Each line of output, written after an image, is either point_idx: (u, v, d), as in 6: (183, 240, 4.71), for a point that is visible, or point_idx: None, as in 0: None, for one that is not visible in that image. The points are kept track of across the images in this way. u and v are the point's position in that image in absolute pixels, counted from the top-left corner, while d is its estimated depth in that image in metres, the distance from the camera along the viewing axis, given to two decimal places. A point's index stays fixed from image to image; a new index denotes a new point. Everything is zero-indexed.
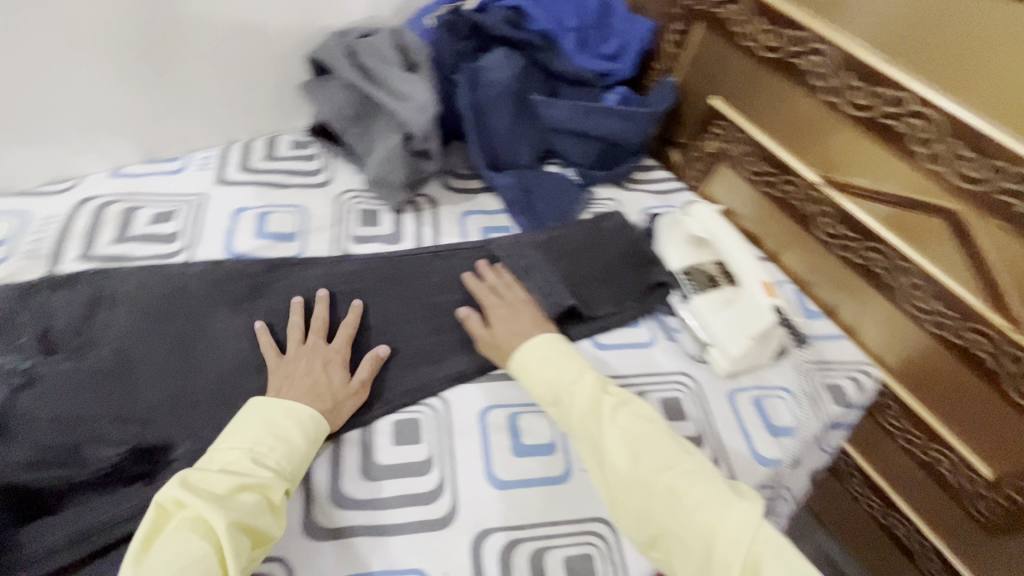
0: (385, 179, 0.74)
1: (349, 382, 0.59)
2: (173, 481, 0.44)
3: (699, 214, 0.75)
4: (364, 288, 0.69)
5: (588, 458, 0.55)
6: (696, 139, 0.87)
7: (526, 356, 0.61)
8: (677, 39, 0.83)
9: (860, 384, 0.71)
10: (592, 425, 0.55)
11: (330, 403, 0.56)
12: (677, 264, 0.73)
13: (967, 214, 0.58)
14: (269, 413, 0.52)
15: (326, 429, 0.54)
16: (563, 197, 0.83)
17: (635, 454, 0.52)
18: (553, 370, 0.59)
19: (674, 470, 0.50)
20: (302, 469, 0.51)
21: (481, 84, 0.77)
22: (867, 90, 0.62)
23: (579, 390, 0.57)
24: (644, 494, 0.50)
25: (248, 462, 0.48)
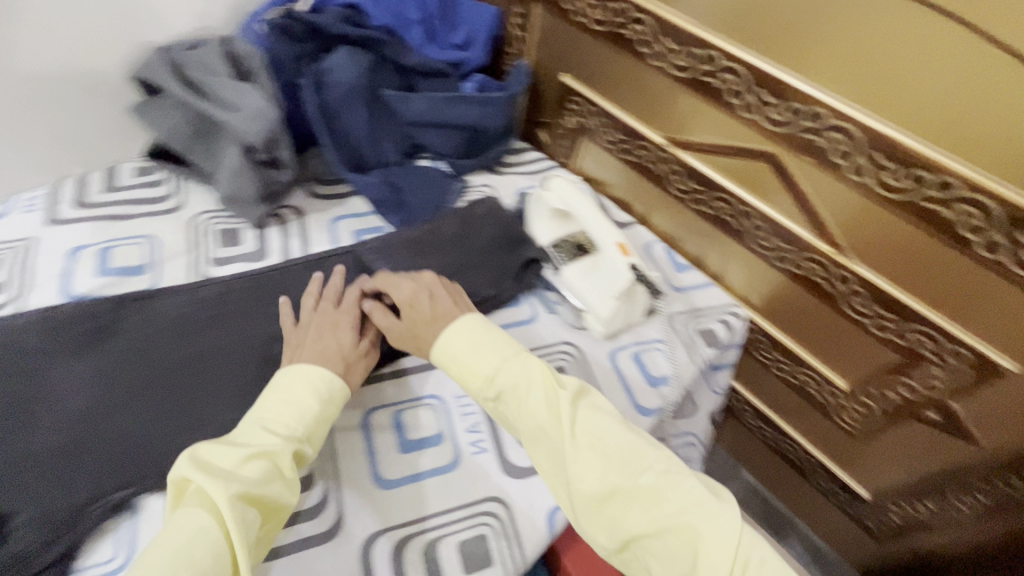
0: (237, 196, 0.71)
1: (360, 342, 0.59)
2: (181, 459, 0.45)
3: (557, 188, 0.79)
4: (228, 311, 0.66)
5: (548, 464, 0.50)
6: (558, 117, 0.90)
7: (461, 352, 0.54)
8: (521, 22, 0.85)
9: (729, 325, 0.77)
10: (553, 430, 0.49)
11: (342, 364, 0.56)
12: (546, 239, 0.75)
13: (783, 154, 0.63)
14: (288, 383, 0.52)
15: (342, 389, 0.54)
16: (433, 189, 0.82)
17: (603, 457, 0.47)
18: (495, 366, 0.53)
19: (646, 470, 0.46)
20: (317, 431, 0.51)
21: (327, 85, 0.75)
22: (683, 52, 0.66)
23: (535, 391, 0.51)
24: (618, 501, 0.46)
25: (260, 432, 0.49)
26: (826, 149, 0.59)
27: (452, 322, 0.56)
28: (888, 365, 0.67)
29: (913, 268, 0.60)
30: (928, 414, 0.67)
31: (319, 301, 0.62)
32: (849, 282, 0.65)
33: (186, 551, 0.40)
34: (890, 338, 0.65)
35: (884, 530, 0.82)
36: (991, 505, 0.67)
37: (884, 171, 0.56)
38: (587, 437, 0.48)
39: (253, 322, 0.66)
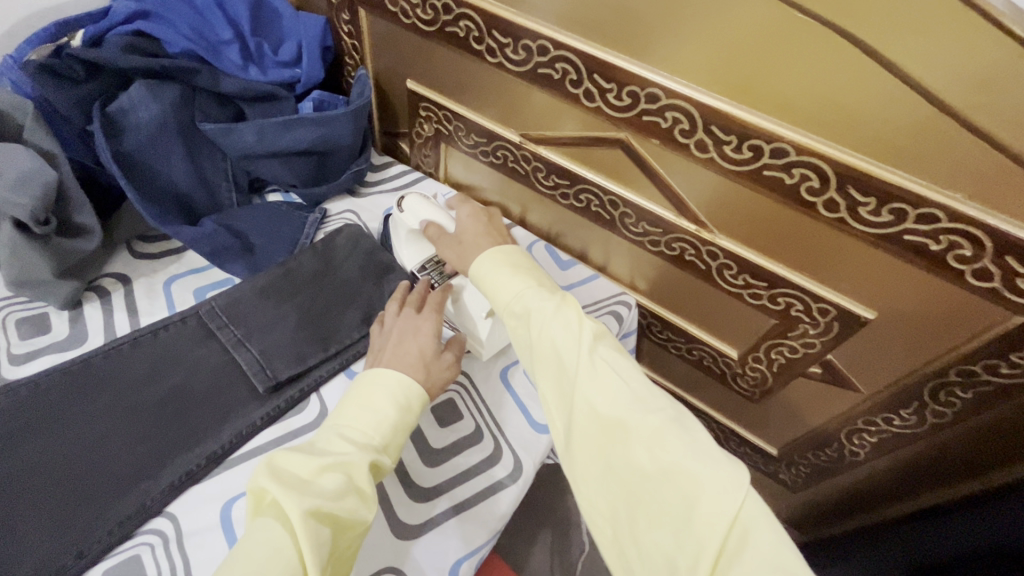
0: (28, 279, 0.59)
1: (443, 355, 0.57)
2: (260, 469, 0.45)
3: (411, 206, 0.69)
4: (36, 420, 0.54)
5: (552, 384, 0.50)
6: (414, 125, 0.84)
7: (496, 275, 0.56)
8: (349, 30, 0.78)
9: (620, 316, 0.75)
10: (567, 347, 0.48)
11: (423, 371, 0.54)
12: (411, 265, 0.69)
13: (633, 139, 0.62)
14: (366, 391, 0.52)
15: (420, 397, 0.53)
16: (284, 226, 0.74)
17: (613, 389, 0.46)
18: (523, 289, 0.54)
19: (654, 414, 0.44)
20: (392, 441, 0.50)
21: (127, 129, 0.65)
22: (515, 46, 0.62)
23: (560, 315, 0.50)
24: (618, 433, 0.44)
25: (334, 440, 0.48)
26: (670, 129, 0.58)
27: (487, 252, 0.59)
28: (766, 330, 0.69)
29: (777, 236, 0.60)
30: (812, 368, 0.69)
31: (402, 306, 0.61)
32: (718, 257, 0.66)
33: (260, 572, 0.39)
34: (764, 305, 0.66)
35: (796, 479, 0.86)
36: (878, 443, 0.70)
37: (724, 145, 0.55)
38: (601, 366, 0.47)
39: (71, 426, 0.55)
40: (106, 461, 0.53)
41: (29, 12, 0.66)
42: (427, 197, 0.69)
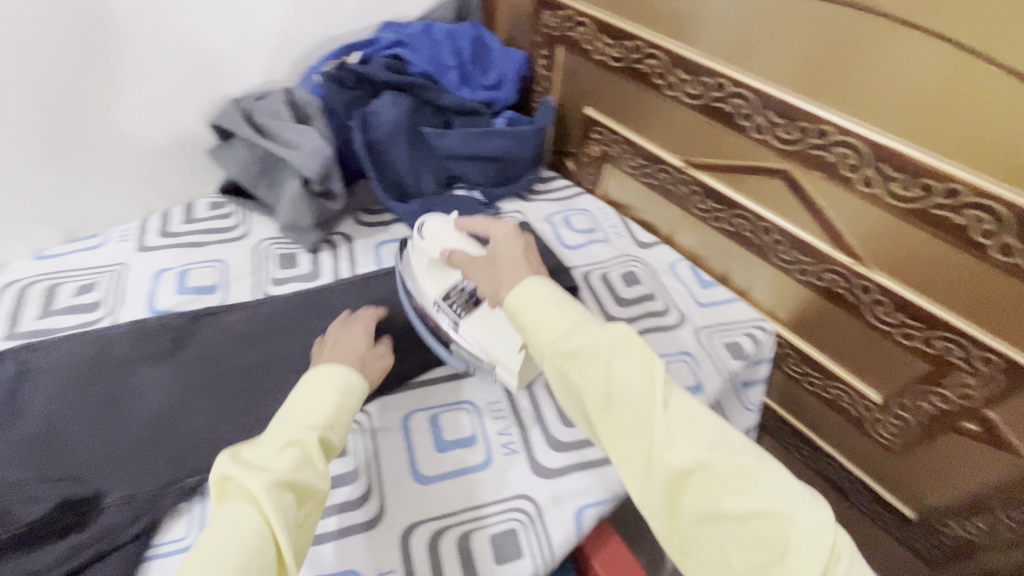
0: (295, 224, 0.81)
1: (376, 349, 0.63)
2: (220, 460, 0.46)
3: (433, 232, 0.70)
4: (287, 324, 0.74)
5: (623, 431, 0.48)
6: (583, 146, 0.96)
7: (545, 314, 0.53)
8: (546, 63, 0.93)
9: (756, 338, 0.79)
10: (638, 394, 0.47)
11: (358, 361, 0.60)
12: (433, 294, 0.69)
13: (795, 170, 0.67)
14: (309, 381, 0.54)
15: (358, 380, 0.55)
16: (466, 215, 0.90)
17: (693, 432, 0.45)
18: (577, 328, 0.51)
19: (734, 453, 0.45)
20: (339, 421, 0.52)
21: (373, 125, 0.85)
22: (695, 81, 0.71)
23: (627, 359, 0.48)
24: (704, 476, 0.44)
25: (282, 427, 0.50)
26: (835, 163, 0.62)
27: (522, 286, 0.55)
28: (917, 375, 0.68)
29: (944, 277, 0.60)
30: (967, 424, 0.66)
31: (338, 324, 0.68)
32: (870, 292, 0.67)
33: (226, 543, 0.40)
34: (917, 347, 0.66)
35: (936, 553, 0.79)
36: None
37: (891, 181, 0.59)
38: (676, 410, 0.47)
39: (308, 334, 0.73)
40: None
41: (328, 38, 0.91)
42: (445, 223, 0.70)
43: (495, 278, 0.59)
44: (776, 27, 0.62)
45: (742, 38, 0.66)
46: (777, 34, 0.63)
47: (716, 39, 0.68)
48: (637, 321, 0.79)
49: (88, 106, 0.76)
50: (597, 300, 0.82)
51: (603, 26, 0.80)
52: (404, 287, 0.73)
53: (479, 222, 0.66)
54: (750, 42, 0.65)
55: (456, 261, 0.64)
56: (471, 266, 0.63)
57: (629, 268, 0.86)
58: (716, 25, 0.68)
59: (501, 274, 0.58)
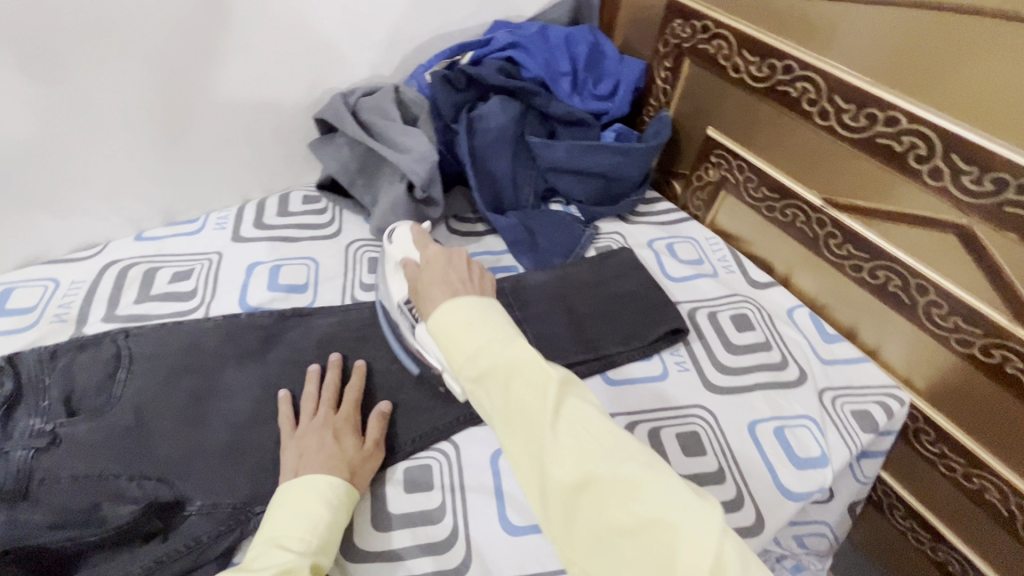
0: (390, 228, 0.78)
1: (363, 445, 0.57)
2: None
3: (399, 240, 0.65)
4: (375, 335, 0.70)
5: (520, 450, 0.40)
6: (697, 169, 0.87)
7: (449, 326, 0.45)
8: (667, 75, 0.85)
9: (890, 409, 0.69)
10: (530, 407, 0.39)
11: (347, 469, 0.54)
12: (397, 296, 0.65)
13: (977, 227, 0.58)
14: (294, 496, 0.50)
15: (348, 491, 0.52)
16: (564, 233, 0.84)
17: (583, 443, 0.38)
18: (483, 341, 0.43)
19: (628, 460, 0.37)
20: (331, 541, 0.49)
21: (478, 131, 0.81)
22: (856, 112, 0.63)
23: (519, 368, 0.41)
24: (594, 495, 0.36)
25: (273, 552, 0.46)
26: None
27: (438, 307, 0.47)
28: None
29: None
30: None
31: (315, 405, 0.60)
32: None
33: None
34: None
35: None
36: None
37: None
38: (569, 420, 0.39)
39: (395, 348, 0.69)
40: (414, 384, 0.66)
41: (439, 35, 0.87)
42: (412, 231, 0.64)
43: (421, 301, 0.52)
44: (956, 53, 0.55)
45: (899, 60, 0.59)
46: (952, 60, 0.55)
47: (863, 50, 0.62)
48: (752, 373, 0.71)
49: (201, 91, 0.75)
50: (705, 343, 0.74)
51: (746, 41, 0.72)
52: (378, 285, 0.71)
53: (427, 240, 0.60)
54: (924, 69, 0.57)
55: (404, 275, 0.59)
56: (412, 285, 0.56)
57: (741, 311, 0.77)
58: (864, 36, 0.61)
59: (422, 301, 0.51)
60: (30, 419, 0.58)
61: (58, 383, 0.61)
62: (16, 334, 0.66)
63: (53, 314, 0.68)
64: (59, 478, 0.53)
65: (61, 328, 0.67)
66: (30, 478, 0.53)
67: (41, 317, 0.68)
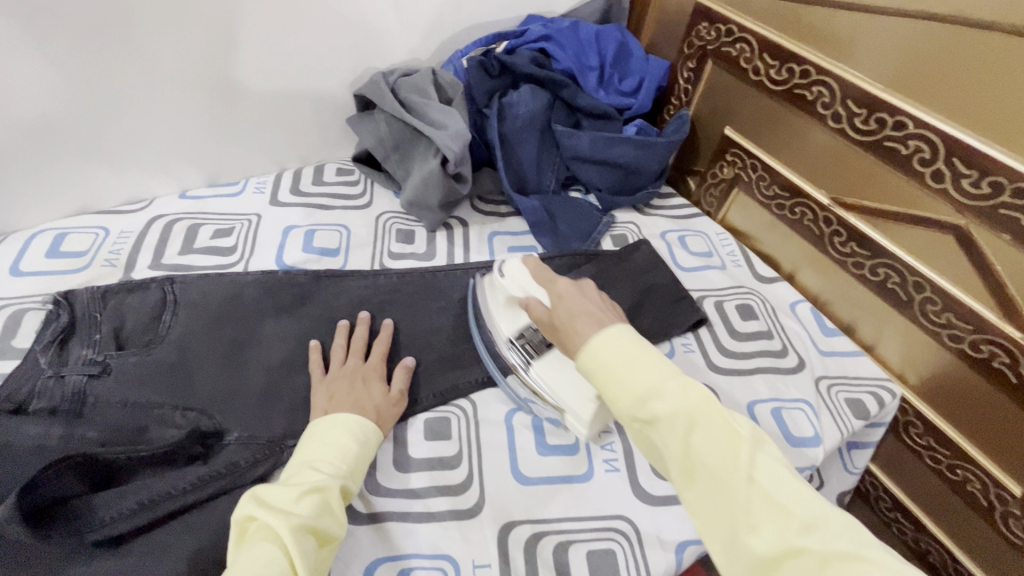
0: (421, 202, 0.83)
1: (390, 392, 0.62)
2: (247, 498, 0.47)
3: (511, 272, 0.65)
4: (400, 299, 0.75)
5: (709, 509, 0.41)
6: (712, 167, 0.92)
7: (619, 369, 0.46)
8: (690, 75, 0.90)
9: (881, 400, 0.73)
10: (722, 467, 0.40)
11: (373, 413, 0.58)
12: (508, 332, 0.67)
13: (973, 228, 0.62)
14: (326, 427, 0.55)
15: (374, 430, 0.57)
16: (584, 220, 0.88)
17: (781, 508, 0.38)
18: (659, 387, 0.44)
19: (836, 536, 0.37)
20: (358, 470, 0.53)
21: (509, 117, 0.85)
22: (867, 116, 0.67)
23: (706, 425, 0.42)
24: (797, 566, 0.36)
25: (307, 472, 0.51)
26: None
27: (591, 343, 0.48)
28: None
29: None
30: None
31: (346, 355, 0.65)
32: None
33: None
34: None
35: None
36: None
37: None
38: (763, 483, 0.40)
39: (419, 312, 0.74)
40: (435, 345, 0.71)
41: (475, 24, 0.92)
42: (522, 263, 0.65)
43: (559, 334, 0.53)
44: (961, 63, 0.59)
45: (910, 68, 0.63)
46: (957, 70, 0.60)
47: (877, 59, 0.66)
48: (753, 358, 0.75)
49: (250, 61, 0.79)
50: (710, 328, 0.78)
51: (767, 45, 0.76)
52: (479, 327, 0.71)
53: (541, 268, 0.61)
54: (932, 77, 0.62)
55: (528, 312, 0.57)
56: (540, 318, 0.56)
57: (746, 301, 0.82)
58: (878, 45, 0.65)
59: (569, 336, 0.51)
60: (82, 349, 0.63)
61: (108, 319, 0.66)
62: (69, 274, 0.71)
63: (103, 258, 0.73)
64: (110, 403, 0.58)
65: (110, 272, 0.72)
66: (83, 402, 0.58)
67: (92, 261, 0.73)
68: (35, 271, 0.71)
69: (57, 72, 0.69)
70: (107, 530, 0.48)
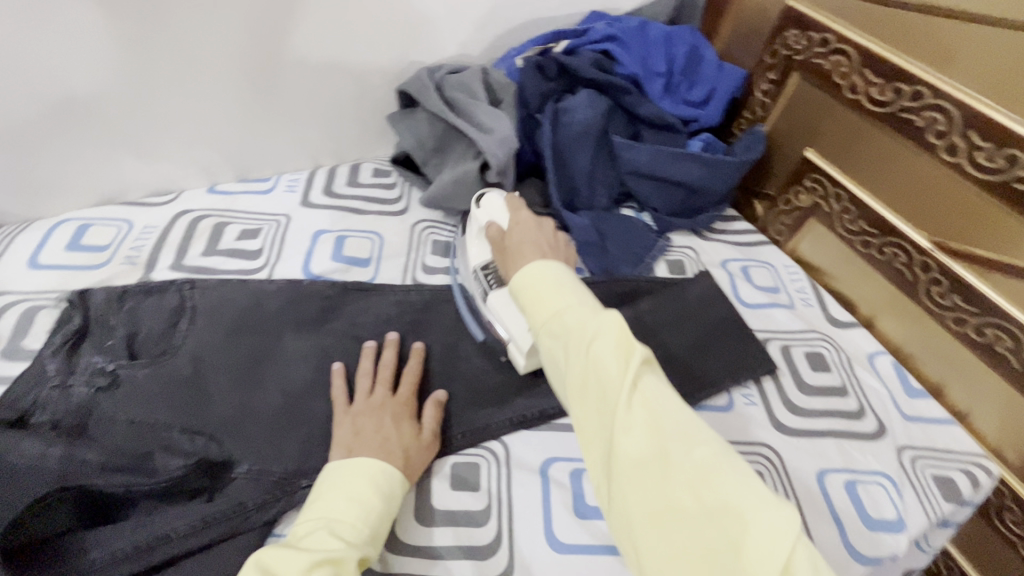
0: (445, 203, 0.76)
1: (421, 433, 0.56)
2: (250, 564, 0.41)
3: (488, 204, 0.69)
4: (432, 320, 0.69)
5: (596, 418, 0.41)
6: (786, 191, 0.82)
7: (541, 291, 0.50)
8: (770, 88, 0.80)
9: (975, 479, 0.63)
10: (609, 376, 0.41)
11: (402, 459, 0.52)
12: (475, 261, 0.68)
13: None
14: (346, 475, 0.49)
15: (401, 481, 0.50)
16: (638, 243, 0.80)
17: (657, 418, 0.39)
18: (572, 310, 0.47)
19: (698, 442, 0.38)
20: (379, 533, 0.47)
21: (563, 124, 0.77)
22: (993, 151, 0.57)
23: (603, 335, 0.43)
24: (659, 464, 0.37)
25: (321, 535, 0.44)
26: None
27: (529, 267, 0.53)
28: None
29: None
30: None
31: (370, 383, 0.59)
32: None
33: None
34: None
35: None
36: None
37: None
38: (645, 393, 0.40)
39: (452, 337, 0.67)
40: (466, 377, 0.64)
41: (534, 18, 0.83)
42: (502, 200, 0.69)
43: (506, 252, 0.61)
44: None
45: None
46: None
47: (1013, 85, 0.55)
48: (825, 417, 0.66)
49: (290, 50, 0.74)
50: (776, 378, 0.69)
51: (870, 58, 0.66)
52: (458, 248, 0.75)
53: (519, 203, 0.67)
54: None
55: (488, 234, 0.65)
56: (497, 241, 0.64)
57: (817, 349, 0.72)
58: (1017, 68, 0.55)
59: (515, 258, 0.59)
60: (92, 357, 0.58)
61: (122, 325, 0.61)
62: (88, 270, 0.67)
63: (124, 255, 0.69)
64: (114, 421, 0.54)
65: (129, 271, 0.68)
66: (88, 417, 0.54)
67: (112, 257, 0.69)
68: (53, 265, 0.67)
69: (84, 53, 0.64)
70: (98, 573, 0.45)
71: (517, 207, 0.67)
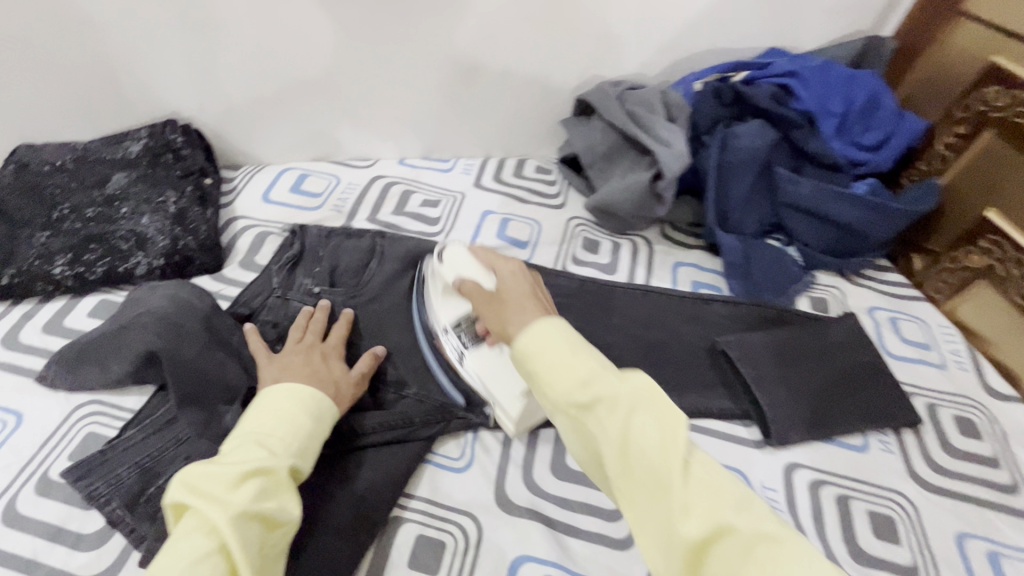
0: (607, 205, 0.82)
1: (351, 372, 0.60)
2: (174, 483, 0.43)
3: (450, 259, 0.60)
4: (577, 308, 0.75)
5: (644, 503, 0.37)
6: (954, 249, 0.79)
7: (556, 356, 0.42)
8: (954, 142, 0.79)
9: None
10: (661, 458, 0.37)
11: (332, 389, 0.56)
12: (445, 319, 0.63)
13: None
14: (274, 398, 0.51)
15: (331, 406, 0.54)
16: (784, 275, 0.80)
17: (712, 499, 0.36)
18: (595, 373, 0.41)
19: (759, 518, 0.35)
20: (309, 448, 0.50)
21: (730, 147, 0.81)
22: None
23: (643, 413, 0.38)
24: (725, 549, 0.34)
25: (251, 449, 0.47)
26: None
27: (532, 325, 0.44)
28: None
29: None
30: None
31: (303, 334, 0.62)
32: None
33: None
34: None
35: None
36: None
37: None
38: (699, 471, 0.37)
39: (593, 327, 0.74)
40: None
41: (718, 47, 0.87)
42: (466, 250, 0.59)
43: (501, 315, 0.48)
44: None
45: None
46: None
47: None
48: (969, 483, 0.63)
49: (494, 56, 0.83)
50: (917, 432, 0.67)
51: None
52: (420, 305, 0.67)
53: (492, 250, 0.56)
54: None
55: (466, 293, 0.53)
56: (480, 299, 0.51)
57: (969, 414, 0.69)
58: None
59: (509, 318, 0.46)
60: (303, 279, 0.70)
61: (327, 256, 0.73)
62: (306, 211, 0.81)
63: (333, 204, 0.83)
64: None
65: (335, 217, 0.81)
66: None
67: (323, 204, 0.83)
68: (280, 202, 0.82)
69: (338, 42, 0.78)
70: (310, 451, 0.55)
71: (495, 257, 0.55)
